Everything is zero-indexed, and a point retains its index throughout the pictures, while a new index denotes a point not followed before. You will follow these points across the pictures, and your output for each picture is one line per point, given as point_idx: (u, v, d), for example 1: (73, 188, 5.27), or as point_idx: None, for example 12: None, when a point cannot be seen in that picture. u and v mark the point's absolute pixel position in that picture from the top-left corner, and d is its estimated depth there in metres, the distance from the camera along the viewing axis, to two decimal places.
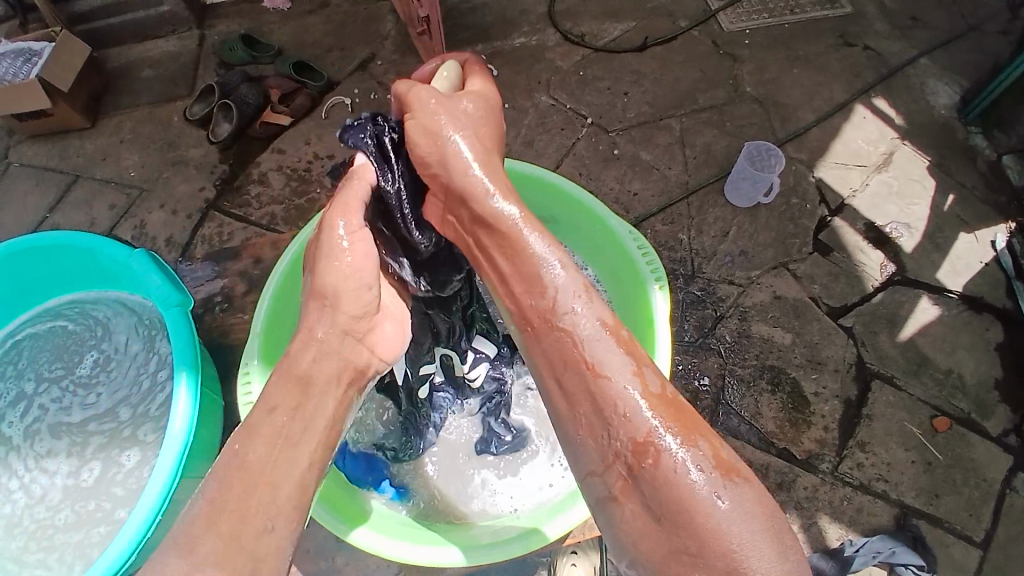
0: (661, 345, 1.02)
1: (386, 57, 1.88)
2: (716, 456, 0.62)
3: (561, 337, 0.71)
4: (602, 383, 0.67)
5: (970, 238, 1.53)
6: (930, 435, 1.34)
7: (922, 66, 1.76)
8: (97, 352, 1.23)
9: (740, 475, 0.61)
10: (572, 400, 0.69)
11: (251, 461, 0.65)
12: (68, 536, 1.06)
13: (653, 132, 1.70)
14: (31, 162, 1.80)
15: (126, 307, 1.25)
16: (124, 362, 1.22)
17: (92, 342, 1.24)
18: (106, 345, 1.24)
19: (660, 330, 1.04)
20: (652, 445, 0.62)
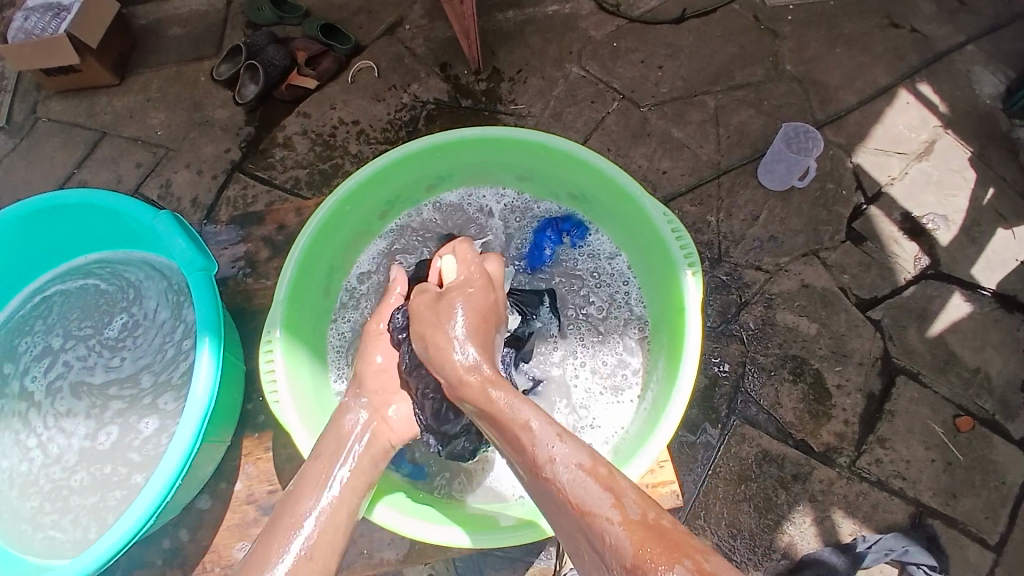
0: (692, 335, 0.99)
1: (414, 22, 1.84)
2: (646, 523, 0.60)
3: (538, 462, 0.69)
4: (588, 518, 0.63)
5: (1010, 234, 1.47)
6: (952, 434, 1.31)
7: (973, 51, 1.67)
8: (126, 314, 1.25)
9: (684, 550, 0.56)
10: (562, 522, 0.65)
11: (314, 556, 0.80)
12: (85, 496, 1.10)
13: (685, 109, 1.64)
14: (59, 118, 1.82)
15: (156, 273, 1.25)
16: (151, 329, 1.23)
17: (123, 304, 1.26)
18: (136, 309, 1.25)
19: (692, 320, 1.01)
20: (593, 515, 0.63)
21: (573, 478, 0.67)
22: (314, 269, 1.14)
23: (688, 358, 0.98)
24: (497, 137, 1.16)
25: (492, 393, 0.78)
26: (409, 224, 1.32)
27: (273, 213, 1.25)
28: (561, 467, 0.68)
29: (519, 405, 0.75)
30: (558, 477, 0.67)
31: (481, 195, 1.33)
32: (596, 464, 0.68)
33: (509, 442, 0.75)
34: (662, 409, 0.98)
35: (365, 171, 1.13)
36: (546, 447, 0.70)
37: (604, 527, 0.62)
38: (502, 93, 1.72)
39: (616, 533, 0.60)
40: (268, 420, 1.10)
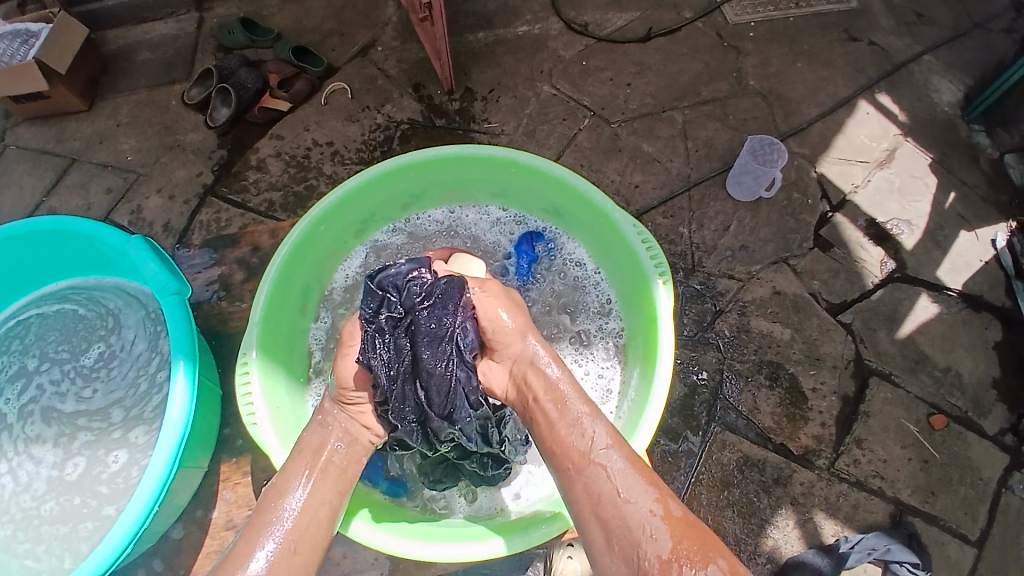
0: (665, 343, 1.01)
1: (386, 43, 1.86)
2: (685, 518, 0.75)
3: (593, 462, 0.83)
4: (628, 509, 0.77)
5: (971, 237, 1.53)
6: (927, 432, 1.34)
7: (927, 63, 1.74)
8: (103, 343, 1.22)
9: (716, 547, 0.72)
10: (606, 511, 0.78)
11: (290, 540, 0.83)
12: (56, 526, 1.06)
13: (654, 124, 1.68)
14: (26, 145, 1.78)
15: (138, 303, 1.23)
16: (127, 361, 1.20)
17: (101, 332, 1.23)
18: (114, 339, 1.22)
19: (665, 329, 1.03)
20: (636, 507, 0.77)
21: (622, 471, 0.81)
22: (290, 289, 1.13)
23: (661, 366, 1.00)
24: (470, 154, 1.18)
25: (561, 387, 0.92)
26: (393, 236, 1.32)
27: (247, 235, 1.23)
28: (611, 460, 0.83)
29: (583, 408, 0.89)
30: (609, 470, 0.81)
31: (463, 211, 1.34)
32: (642, 463, 0.83)
33: (563, 428, 0.87)
34: (638, 417, 0.99)
35: (340, 190, 1.13)
36: (602, 443, 0.84)
37: (645, 518, 0.76)
38: (476, 112, 1.74)
39: (659, 525, 0.74)
40: (245, 445, 1.07)
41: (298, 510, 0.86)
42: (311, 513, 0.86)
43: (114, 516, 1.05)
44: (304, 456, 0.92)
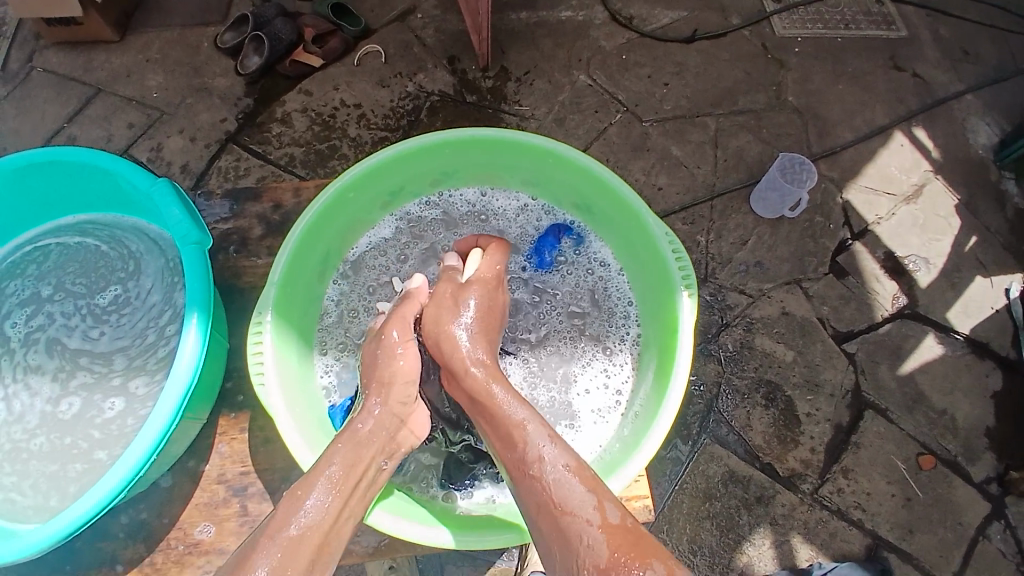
0: (683, 354, 0.99)
1: (426, 11, 1.84)
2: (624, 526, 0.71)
3: (531, 470, 0.78)
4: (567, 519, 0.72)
5: (987, 282, 1.52)
6: (914, 471, 1.35)
7: (968, 101, 1.72)
8: (120, 286, 1.23)
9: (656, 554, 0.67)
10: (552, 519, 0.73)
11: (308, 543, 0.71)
12: (45, 463, 1.07)
13: (686, 128, 1.67)
14: (53, 69, 1.78)
15: (160, 252, 1.23)
16: (140, 311, 1.20)
17: (120, 274, 1.23)
18: (131, 284, 1.23)
19: (685, 341, 1.01)
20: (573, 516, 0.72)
21: (557, 479, 0.76)
22: (311, 253, 1.13)
23: (676, 377, 0.98)
24: (507, 139, 1.16)
25: (494, 391, 0.87)
26: (424, 210, 1.32)
27: (270, 191, 1.23)
28: (548, 463, 0.78)
29: (517, 409, 0.85)
30: (544, 477, 0.77)
31: (494, 195, 1.33)
32: (580, 466, 0.77)
33: (501, 439, 0.83)
34: (648, 425, 0.97)
35: (372, 160, 1.13)
36: (536, 445, 0.80)
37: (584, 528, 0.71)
38: (507, 92, 1.73)
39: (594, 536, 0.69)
40: (247, 401, 1.07)
41: (314, 517, 0.74)
42: (331, 520, 0.75)
43: (105, 461, 1.06)
44: (337, 456, 0.81)
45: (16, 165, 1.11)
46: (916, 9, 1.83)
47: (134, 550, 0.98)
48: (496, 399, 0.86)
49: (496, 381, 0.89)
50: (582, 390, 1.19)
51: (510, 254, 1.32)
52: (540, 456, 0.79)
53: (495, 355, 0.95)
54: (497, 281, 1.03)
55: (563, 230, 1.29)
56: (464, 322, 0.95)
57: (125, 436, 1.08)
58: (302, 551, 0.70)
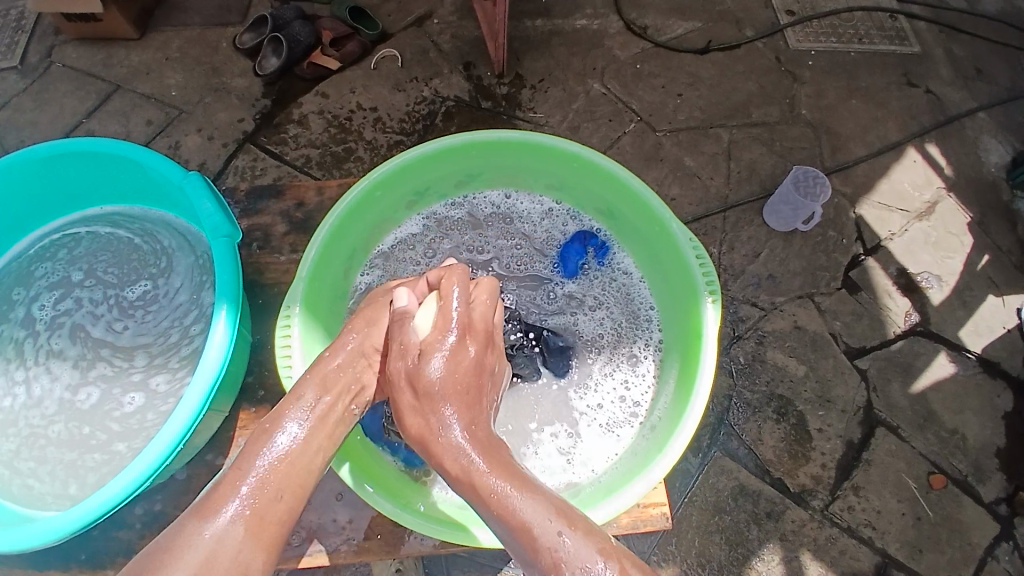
0: (707, 362, 0.99)
1: (443, 17, 1.85)
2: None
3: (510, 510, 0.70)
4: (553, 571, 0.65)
5: (998, 302, 1.51)
6: (924, 489, 1.34)
7: (982, 119, 1.72)
8: (149, 282, 1.24)
9: None
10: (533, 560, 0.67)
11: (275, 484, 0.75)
12: (63, 451, 1.09)
13: (700, 140, 1.67)
14: (73, 65, 1.80)
15: (192, 252, 1.24)
16: (166, 309, 1.21)
17: (152, 270, 1.25)
18: (161, 281, 1.24)
19: (709, 348, 1.01)
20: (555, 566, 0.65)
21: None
22: (337, 250, 1.14)
23: (701, 382, 0.98)
24: (535, 143, 1.17)
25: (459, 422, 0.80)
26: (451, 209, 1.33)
27: (292, 189, 1.24)
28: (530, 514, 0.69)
29: (524, 497, 0.71)
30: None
31: (519, 199, 1.34)
32: (610, 560, 0.65)
33: (504, 529, 0.70)
34: (671, 430, 0.97)
35: (400, 160, 1.14)
36: (553, 543, 0.66)
37: None
38: (523, 100, 1.74)
39: None
40: (268, 397, 1.08)
41: (284, 453, 0.78)
42: (299, 458, 0.79)
43: (123, 454, 1.07)
44: (312, 391, 0.85)
45: (54, 153, 1.13)
46: (930, 26, 1.83)
47: None
48: (493, 487, 0.72)
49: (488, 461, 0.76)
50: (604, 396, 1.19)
51: (533, 258, 1.33)
52: (558, 559, 0.65)
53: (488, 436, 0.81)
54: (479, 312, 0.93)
55: (590, 238, 1.30)
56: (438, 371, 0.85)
57: (144, 431, 1.09)
58: (278, 469, 0.76)
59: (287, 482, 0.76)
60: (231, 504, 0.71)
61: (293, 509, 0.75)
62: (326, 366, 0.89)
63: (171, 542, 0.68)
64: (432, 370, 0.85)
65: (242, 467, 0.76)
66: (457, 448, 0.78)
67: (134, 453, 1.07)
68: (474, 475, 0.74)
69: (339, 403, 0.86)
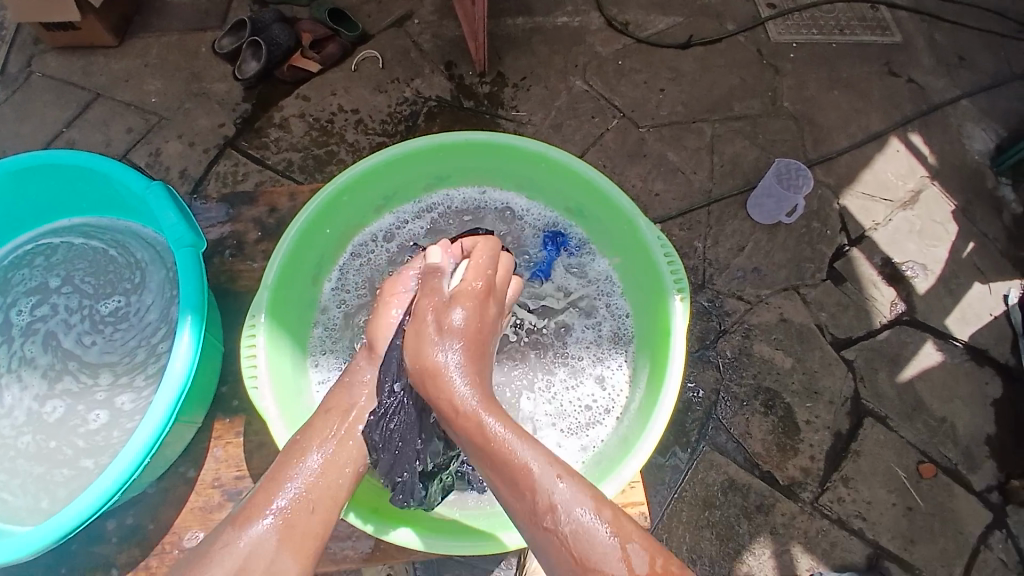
0: (675, 358, 0.99)
1: (423, 17, 1.84)
2: (654, 573, 0.66)
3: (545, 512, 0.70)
4: (593, 573, 0.66)
5: (984, 288, 1.52)
6: (915, 480, 1.34)
7: (964, 107, 1.72)
8: (123, 298, 1.22)
9: None
10: (577, 562, 0.67)
11: (296, 530, 0.72)
12: (32, 465, 1.07)
13: (683, 134, 1.67)
14: (50, 73, 1.77)
15: (165, 266, 1.23)
16: (135, 329, 1.18)
17: (126, 286, 1.22)
18: (134, 297, 1.22)
19: (677, 343, 1.00)
20: (597, 569, 0.66)
21: (575, 530, 0.69)
22: (304, 257, 1.13)
23: (669, 382, 0.97)
24: (501, 144, 1.17)
25: (492, 428, 0.77)
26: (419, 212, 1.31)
27: (266, 195, 1.22)
28: (562, 500, 0.71)
29: (523, 447, 0.76)
30: (562, 526, 0.69)
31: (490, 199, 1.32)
32: (601, 506, 0.71)
33: (505, 479, 0.74)
34: (643, 426, 0.97)
35: (365, 164, 1.13)
36: (550, 490, 0.72)
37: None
38: (505, 98, 1.73)
39: None
40: (242, 406, 1.06)
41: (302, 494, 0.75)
42: (325, 491, 0.77)
43: (92, 469, 1.05)
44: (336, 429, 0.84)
45: (34, 164, 1.11)
46: (910, 15, 1.84)
47: (129, 554, 0.97)
48: (498, 435, 0.77)
49: (491, 410, 0.80)
50: (574, 397, 1.18)
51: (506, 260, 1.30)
52: (553, 502, 0.71)
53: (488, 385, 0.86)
54: (484, 293, 0.94)
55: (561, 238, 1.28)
56: (450, 349, 0.86)
57: (112, 447, 1.07)
58: (309, 504, 0.75)
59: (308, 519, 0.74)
60: (270, 513, 0.72)
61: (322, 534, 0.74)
62: (347, 390, 0.90)
63: (205, 555, 0.69)
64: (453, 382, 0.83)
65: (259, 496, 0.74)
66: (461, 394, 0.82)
67: (102, 468, 1.05)
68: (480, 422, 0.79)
69: (360, 420, 0.86)
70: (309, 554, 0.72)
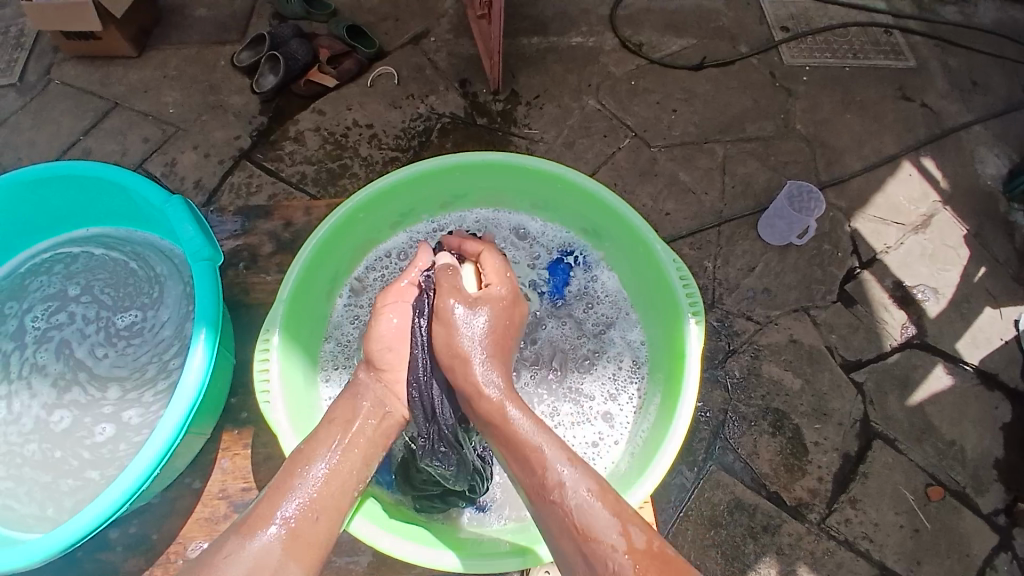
0: (690, 379, 0.99)
1: (439, 35, 1.87)
2: (651, 550, 0.70)
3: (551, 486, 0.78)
4: (591, 544, 0.72)
5: (995, 313, 1.51)
6: (922, 501, 1.33)
7: (976, 132, 1.73)
8: (139, 312, 1.23)
9: None
10: (580, 541, 0.73)
11: (302, 537, 0.75)
12: (38, 473, 1.08)
13: (695, 154, 1.68)
14: (73, 84, 1.81)
15: (182, 280, 1.24)
16: (148, 344, 1.20)
17: (143, 300, 1.24)
18: (150, 312, 1.23)
19: (690, 367, 1.01)
20: (598, 541, 0.72)
21: (580, 503, 0.75)
22: (320, 271, 1.15)
23: (683, 403, 0.97)
24: (518, 164, 1.19)
25: (512, 414, 0.85)
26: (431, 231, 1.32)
27: (280, 209, 1.25)
28: (567, 483, 0.77)
29: (542, 437, 0.82)
30: (567, 502, 0.75)
31: (505, 217, 1.34)
32: (604, 489, 0.77)
33: (517, 458, 0.82)
34: (655, 449, 0.97)
35: (383, 182, 1.15)
36: (557, 469, 0.79)
37: (609, 554, 0.70)
38: (518, 116, 1.75)
39: (622, 561, 0.69)
40: (251, 417, 1.07)
41: (307, 504, 0.77)
42: (331, 498, 0.80)
43: (95, 481, 1.06)
44: (338, 437, 0.85)
45: (63, 174, 1.14)
46: (923, 40, 1.85)
47: (134, 563, 0.99)
48: (516, 423, 0.84)
49: (512, 400, 0.88)
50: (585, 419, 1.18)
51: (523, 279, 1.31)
52: (561, 482, 0.77)
53: (511, 378, 0.93)
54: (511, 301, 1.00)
55: (574, 257, 1.30)
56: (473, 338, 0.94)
57: (117, 459, 1.08)
58: (316, 513, 0.77)
59: (309, 530, 0.76)
60: (277, 520, 0.75)
61: (328, 536, 0.77)
62: (351, 398, 0.91)
63: (212, 558, 0.71)
64: (485, 385, 0.89)
65: (264, 505, 0.77)
66: (487, 393, 0.88)
67: (106, 480, 1.06)
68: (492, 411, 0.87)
69: (363, 429, 0.87)
70: (315, 559, 0.74)
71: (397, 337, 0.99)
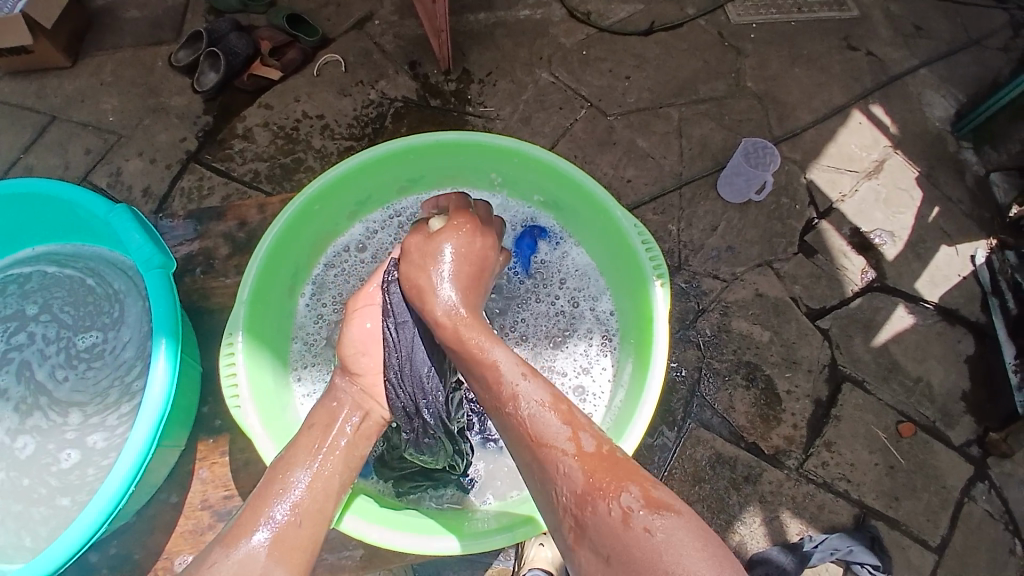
0: (660, 345, 1.01)
1: (383, 18, 1.82)
2: (600, 453, 0.72)
3: (505, 392, 0.79)
4: (545, 450, 0.73)
5: (952, 251, 1.56)
6: (894, 439, 1.38)
7: (921, 76, 1.76)
8: (100, 333, 1.19)
9: (631, 477, 0.69)
10: (535, 448, 0.74)
11: (287, 543, 0.75)
12: (7, 502, 1.04)
13: (651, 119, 1.68)
14: (6, 99, 1.73)
15: (141, 297, 1.20)
16: (110, 368, 1.16)
17: (104, 321, 1.19)
18: (111, 334, 1.18)
19: (660, 328, 1.02)
20: (551, 448, 0.73)
21: (532, 414, 0.76)
22: (278, 269, 1.12)
23: (655, 366, 0.99)
24: (473, 141, 1.17)
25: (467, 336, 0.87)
26: (388, 219, 1.30)
27: (234, 209, 1.21)
28: (523, 391, 0.79)
29: (496, 351, 0.84)
30: (520, 411, 0.77)
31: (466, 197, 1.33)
32: (558, 402, 0.78)
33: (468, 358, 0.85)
34: (630, 414, 0.98)
35: (336, 170, 1.12)
36: (512, 382, 0.80)
37: (559, 459, 0.72)
38: (471, 94, 1.72)
39: (569, 465, 0.71)
40: (225, 425, 1.05)
41: (291, 509, 0.78)
42: (316, 504, 0.80)
43: (68, 508, 1.04)
44: (317, 443, 0.86)
45: (10, 192, 1.09)
46: None
47: None
48: (474, 342, 0.86)
49: (470, 324, 0.88)
50: (561, 394, 1.19)
51: None
52: (517, 394, 0.79)
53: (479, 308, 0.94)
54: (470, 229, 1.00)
55: (538, 232, 1.29)
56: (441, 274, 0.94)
57: (87, 484, 1.05)
58: (299, 518, 0.77)
59: (294, 536, 0.76)
60: (264, 527, 0.75)
61: (314, 539, 0.77)
62: (327, 405, 0.92)
63: (198, 569, 0.71)
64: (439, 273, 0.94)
65: (250, 513, 0.77)
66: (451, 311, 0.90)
67: (78, 506, 1.03)
68: (457, 326, 0.88)
69: (341, 434, 0.88)
70: (301, 563, 0.74)
71: (367, 342, 0.99)
